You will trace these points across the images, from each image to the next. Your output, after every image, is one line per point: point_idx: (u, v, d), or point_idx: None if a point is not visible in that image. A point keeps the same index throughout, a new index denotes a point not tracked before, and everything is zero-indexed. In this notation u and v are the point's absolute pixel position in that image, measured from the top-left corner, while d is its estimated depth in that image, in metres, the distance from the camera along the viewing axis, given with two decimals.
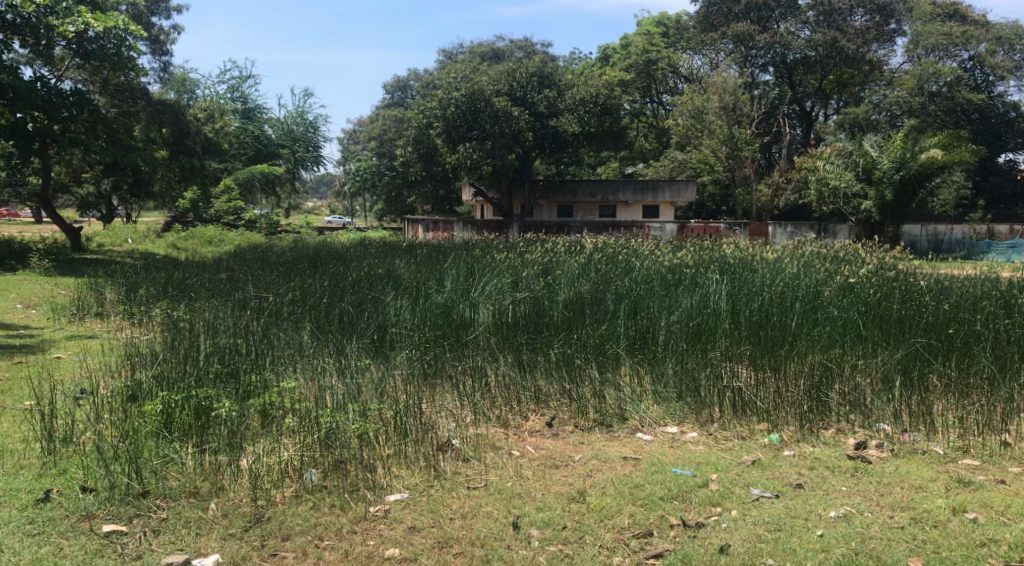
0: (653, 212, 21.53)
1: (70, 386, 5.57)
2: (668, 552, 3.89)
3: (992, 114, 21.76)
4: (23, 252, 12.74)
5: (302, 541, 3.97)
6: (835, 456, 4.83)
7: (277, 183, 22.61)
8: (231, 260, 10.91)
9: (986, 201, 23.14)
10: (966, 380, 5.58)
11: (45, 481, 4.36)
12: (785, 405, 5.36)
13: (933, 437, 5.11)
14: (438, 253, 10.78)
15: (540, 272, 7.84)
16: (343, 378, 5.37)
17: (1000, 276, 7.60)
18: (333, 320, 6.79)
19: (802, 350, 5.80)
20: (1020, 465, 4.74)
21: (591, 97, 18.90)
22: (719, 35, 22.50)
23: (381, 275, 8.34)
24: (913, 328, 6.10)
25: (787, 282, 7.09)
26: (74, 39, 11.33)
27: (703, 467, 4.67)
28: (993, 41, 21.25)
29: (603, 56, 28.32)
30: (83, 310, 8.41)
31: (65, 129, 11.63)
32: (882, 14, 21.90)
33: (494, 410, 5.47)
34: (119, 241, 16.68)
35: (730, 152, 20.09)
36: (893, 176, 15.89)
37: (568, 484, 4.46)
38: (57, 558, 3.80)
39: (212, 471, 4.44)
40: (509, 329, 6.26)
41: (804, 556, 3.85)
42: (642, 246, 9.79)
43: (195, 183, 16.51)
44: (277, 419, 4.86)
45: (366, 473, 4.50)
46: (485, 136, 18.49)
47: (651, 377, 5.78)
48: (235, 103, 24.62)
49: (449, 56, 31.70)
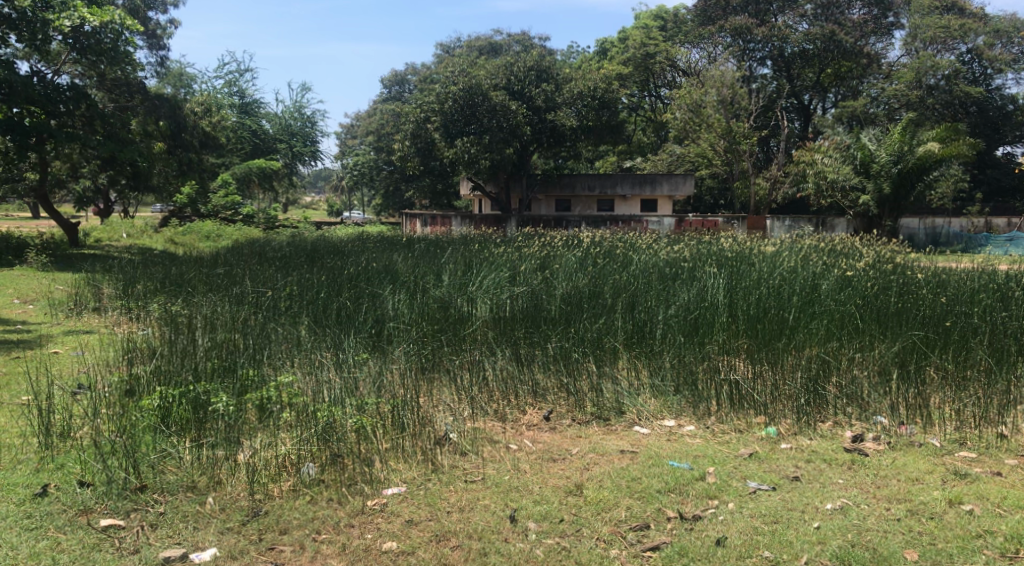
0: (651, 206, 21.53)
1: (68, 381, 5.57)
2: (665, 545, 3.90)
3: (990, 108, 21.78)
4: (20, 248, 12.73)
5: (301, 535, 3.98)
6: (832, 449, 4.84)
7: (274, 178, 22.57)
8: (228, 254, 10.94)
9: (984, 195, 23.16)
10: (962, 373, 5.59)
11: (42, 476, 4.37)
12: (783, 398, 5.38)
13: (930, 429, 5.13)
14: (434, 247, 10.84)
15: (538, 266, 7.84)
16: (341, 372, 5.37)
17: (997, 269, 7.61)
18: (331, 315, 6.76)
19: (799, 344, 5.81)
20: (1016, 458, 4.75)
21: (589, 91, 18.93)
22: (717, 28, 22.35)
23: (379, 269, 8.34)
24: (910, 321, 6.10)
25: (786, 275, 7.08)
26: (70, 33, 11.24)
27: (700, 460, 4.68)
28: (991, 34, 21.34)
29: (600, 50, 28.27)
30: (80, 305, 8.41)
31: (62, 124, 11.63)
32: (881, 7, 22.11)
33: (492, 404, 5.48)
34: (116, 236, 16.62)
35: (728, 146, 19.84)
36: (891, 170, 15.90)
37: (565, 478, 4.46)
38: (55, 554, 3.80)
39: (210, 466, 4.44)
40: (506, 323, 6.26)
41: (800, 549, 3.86)
42: (639, 240, 9.77)
43: (194, 177, 16.47)
44: (274, 413, 4.84)
45: (364, 467, 4.51)
46: (483, 130, 18.44)
47: (648, 370, 5.80)
48: (232, 97, 24.50)
49: (448, 50, 31.68)
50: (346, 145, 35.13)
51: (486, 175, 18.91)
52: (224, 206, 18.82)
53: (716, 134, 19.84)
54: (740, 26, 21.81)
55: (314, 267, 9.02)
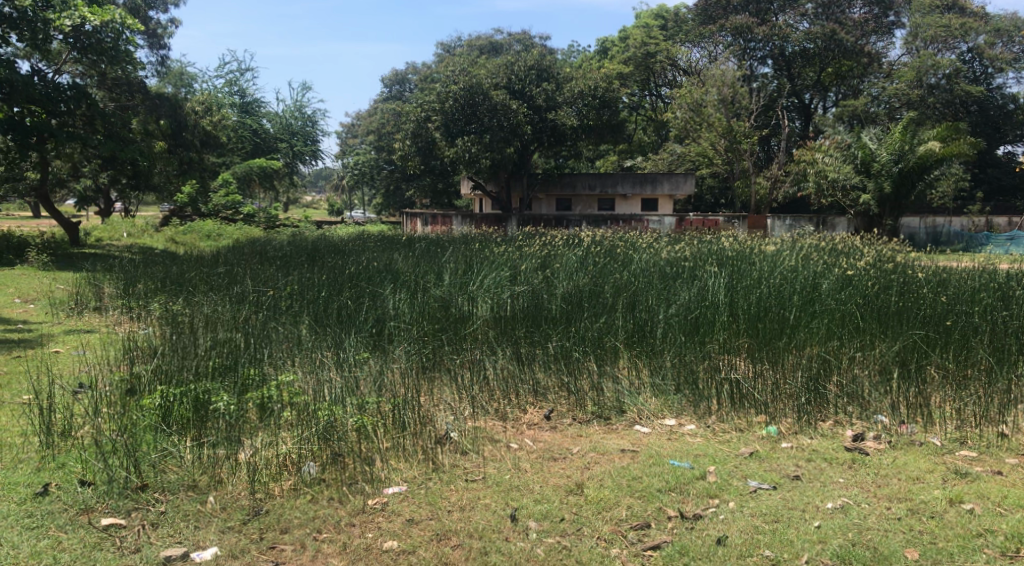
0: (651, 205, 21.53)
1: (69, 380, 5.58)
2: (665, 544, 3.90)
3: (991, 106, 21.78)
4: (21, 247, 12.73)
5: (301, 534, 3.98)
6: (833, 447, 4.84)
7: (275, 177, 22.56)
8: (229, 254, 10.95)
9: (985, 193, 23.15)
10: (963, 372, 5.58)
11: (44, 475, 4.37)
12: (783, 397, 5.38)
13: (930, 428, 5.12)
14: (435, 246, 10.83)
15: (538, 265, 7.84)
16: (342, 370, 5.38)
17: (998, 268, 7.61)
18: (331, 314, 6.77)
19: (799, 344, 5.80)
20: (1016, 457, 4.74)
21: (590, 90, 18.92)
22: (717, 27, 22.34)
23: (379, 268, 8.35)
24: (911, 320, 6.10)
25: (786, 274, 7.08)
26: (71, 33, 11.24)
27: (701, 459, 4.69)
28: (992, 33, 21.34)
29: (600, 49, 28.26)
30: (81, 304, 8.42)
31: (63, 124, 11.62)
32: (881, 6, 22.11)
33: (492, 404, 5.48)
34: (117, 236, 16.61)
35: (729, 145, 19.84)
36: (891, 169, 15.90)
37: (566, 477, 4.46)
38: (56, 553, 3.80)
39: (210, 465, 4.44)
40: (507, 322, 6.26)
41: (800, 548, 3.86)
42: (640, 239, 9.76)
43: (194, 176, 16.46)
44: (275, 412, 4.84)
45: (364, 466, 4.51)
46: (484, 130, 18.44)
47: (648, 370, 5.80)
48: (233, 97, 24.50)
49: (449, 49, 31.68)
50: (346, 144, 35.14)
51: (487, 174, 18.91)
52: (224, 206, 18.83)
53: (717, 133, 19.84)
54: (741, 26, 21.79)
55: (315, 266, 9.03)
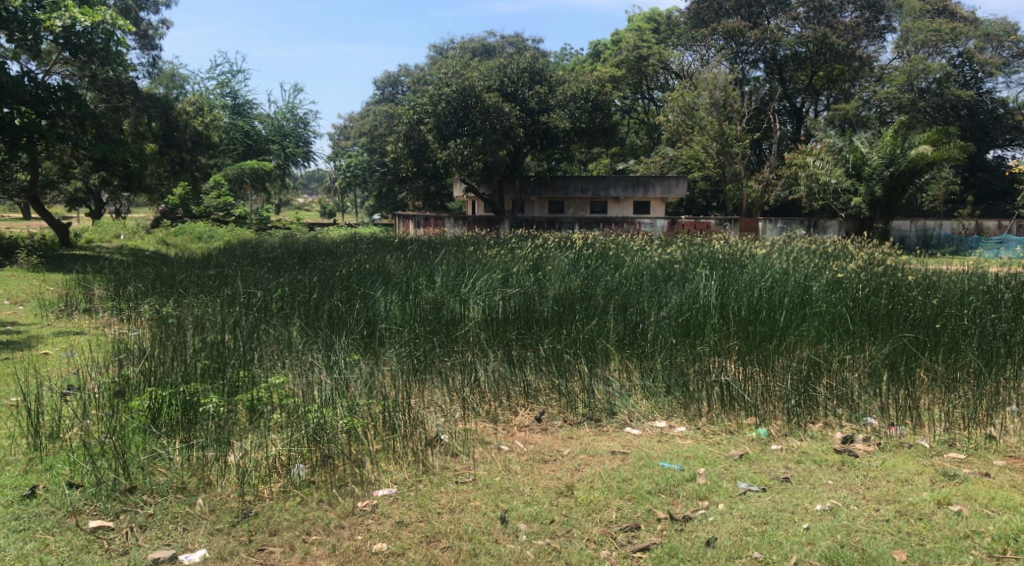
0: (643, 207, 21.51)
1: (57, 382, 5.55)
2: (655, 546, 3.90)
3: (980, 111, 22.04)
4: (11, 248, 12.63)
5: (290, 536, 3.97)
6: (822, 450, 4.86)
7: (266, 179, 22.51)
8: (219, 255, 10.93)
9: (975, 198, 23.33)
10: (952, 375, 5.62)
11: (30, 477, 4.35)
12: (772, 399, 5.39)
13: (920, 430, 5.15)
14: (430, 249, 10.81)
15: (530, 268, 7.83)
16: (331, 373, 5.33)
17: (986, 271, 7.65)
18: (322, 316, 6.74)
19: (790, 346, 5.81)
20: (1004, 459, 4.76)
21: (582, 93, 18.79)
22: (709, 32, 22.29)
23: (371, 270, 8.36)
24: (901, 322, 6.10)
25: (776, 278, 7.08)
26: (61, 33, 11.15)
27: (691, 461, 4.69)
28: (982, 38, 21.46)
29: (593, 53, 28.30)
30: (71, 306, 8.36)
31: (53, 124, 11.58)
32: (872, 11, 22.08)
33: (483, 406, 5.47)
34: (109, 237, 16.46)
35: (721, 148, 19.94)
36: (882, 173, 15.90)
37: (555, 479, 4.46)
38: (43, 555, 3.79)
39: (199, 467, 4.43)
40: (498, 325, 6.22)
41: (789, 550, 3.87)
42: (632, 242, 9.76)
43: (184, 176, 16.33)
44: (265, 414, 4.82)
45: (355, 468, 4.50)
46: (477, 132, 18.37)
47: (639, 371, 5.82)
48: (224, 98, 24.35)
49: (442, 51, 31.74)
50: (339, 146, 35.06)
51: (479, 177, 18.91)
52: (216, 207, 18.89)
53: (709, 137, 19.93)
54: (732, 29, 21.89)
55: (305, 269, 9.00)
